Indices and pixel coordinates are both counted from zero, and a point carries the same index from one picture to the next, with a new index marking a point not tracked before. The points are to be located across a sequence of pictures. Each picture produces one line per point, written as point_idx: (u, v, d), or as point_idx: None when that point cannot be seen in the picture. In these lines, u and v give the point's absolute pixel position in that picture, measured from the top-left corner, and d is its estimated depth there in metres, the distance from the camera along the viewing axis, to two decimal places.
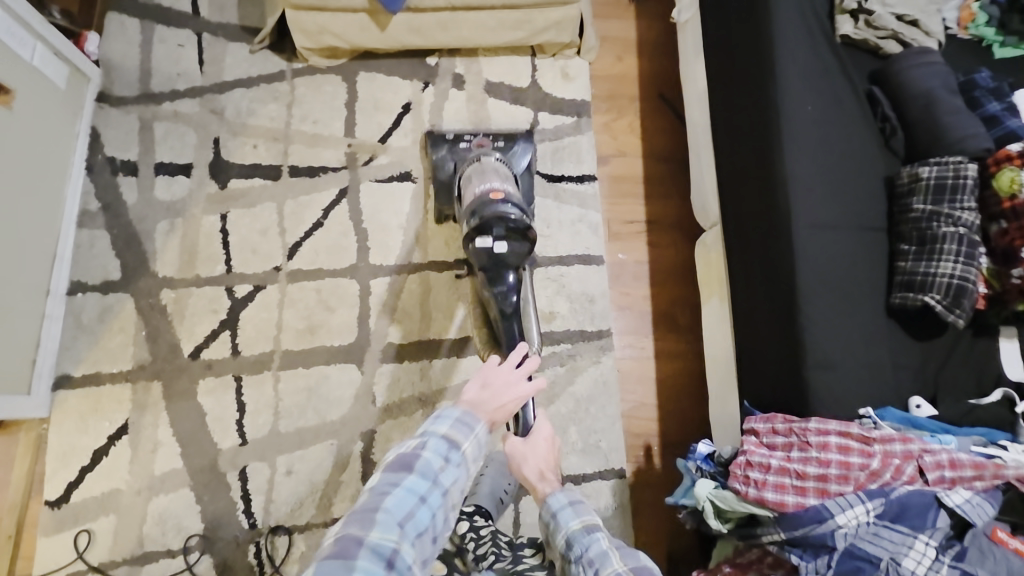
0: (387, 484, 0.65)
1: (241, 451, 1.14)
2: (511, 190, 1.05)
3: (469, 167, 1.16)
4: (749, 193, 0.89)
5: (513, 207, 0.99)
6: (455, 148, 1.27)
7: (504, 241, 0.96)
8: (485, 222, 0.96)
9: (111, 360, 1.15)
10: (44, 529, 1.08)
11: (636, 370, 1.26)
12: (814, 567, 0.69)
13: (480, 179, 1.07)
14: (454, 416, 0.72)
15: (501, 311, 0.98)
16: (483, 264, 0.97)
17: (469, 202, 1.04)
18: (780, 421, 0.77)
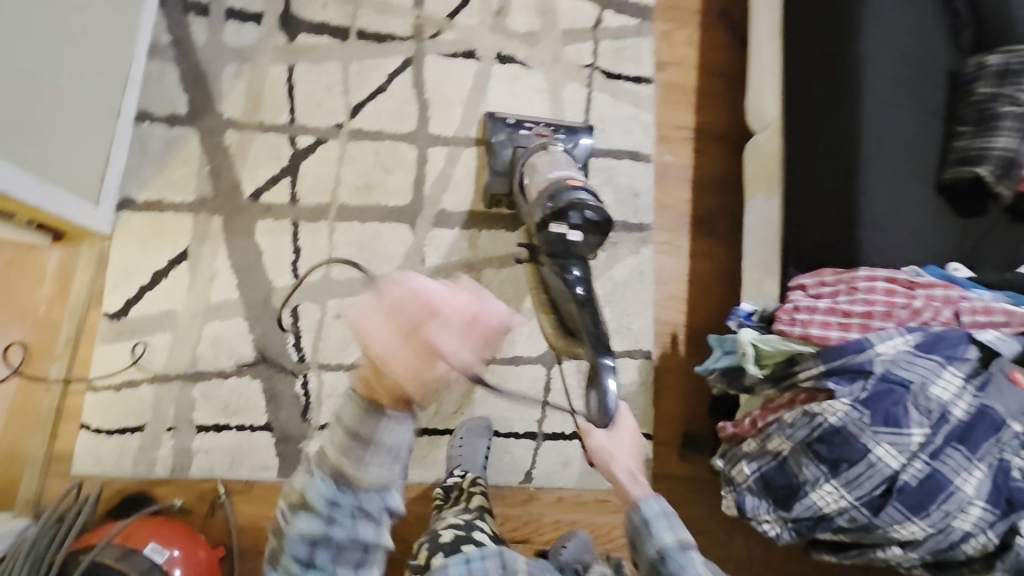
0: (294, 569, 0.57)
1: (294, 290, 1.19)
2: (583, 180, 1.04)
3: (536, 154, 1.14)
4: (820, 72, 0.94)
5: (586, 194, 0.96)
6: (515, 135, 1.23)
7: (579, 230, 0.95)
8: (561, 206, 0.94)
9: (175, 190, 1.19)
10: (102, 337, 1.12)
11: (672, 264, 1.32)
12: (849, 390, 0.77)
13: (550, 168, 1.06)
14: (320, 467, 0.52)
15: (574, 298, 0.90)
16: (553, 250, 0.95)
17: (540, 190, 1.02)
18: (828, 274, 0.85)
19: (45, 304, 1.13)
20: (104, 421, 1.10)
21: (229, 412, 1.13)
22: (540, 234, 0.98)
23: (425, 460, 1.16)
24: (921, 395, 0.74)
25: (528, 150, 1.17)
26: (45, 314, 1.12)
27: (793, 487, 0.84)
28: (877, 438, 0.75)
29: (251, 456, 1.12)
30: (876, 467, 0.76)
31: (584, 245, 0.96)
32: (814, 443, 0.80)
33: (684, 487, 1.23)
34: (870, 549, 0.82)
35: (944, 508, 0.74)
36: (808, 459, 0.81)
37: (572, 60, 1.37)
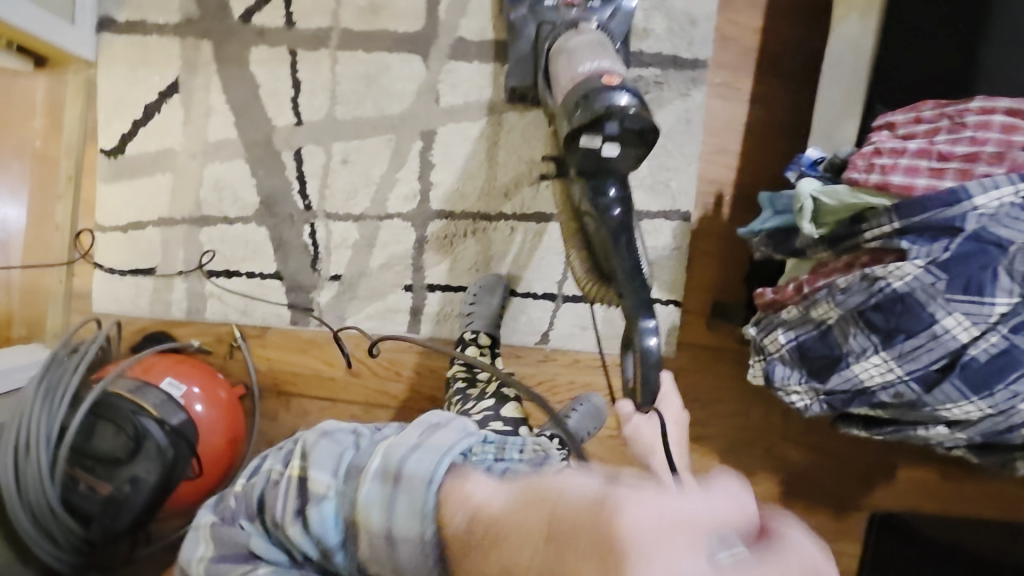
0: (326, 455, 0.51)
1: (296, 131, 1.08)
2: (621, 74, 0.82)
3: (561, 38, 0.92)
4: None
5: (629, 95, 0.77)
6: (539, 6, 0.98)
7: (614, 143, 0.78)
8: (591, 116, 0.75)
9: (157, 8, 1.05)
10: (102, 175, 1.07)
11: (727, 112, 1.13)
12: (926, 251, 0.64)
13: (583, 57, 0.84)
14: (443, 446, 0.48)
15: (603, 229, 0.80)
16: (585, 168, 0.80)
17: (570, 88, 0.81)
18: (928, 108, 0.67)
19: (40, 138, 1.07)
20: (117, 262, 1.08)
21: (238, 259, 1.09)
22: (568, 147, 0.79)
23: (438, 316, 1.12)
24: (1019, 258, 0.60)
25: (554, 30, 0.96)
26: (42, 149, 1.07)
27: (832, 358, 0.75)
28: (950, 306, 0.64)
29: (263, 304, 1.11)
30: (940, 340, 0.65)
31: (622, 161, 0.80)
32: (869, 311, 0.69)
33: (710, 357, 1.16)
34: (909, 427, 0.74)
35: (1012, 389, 0.64)
36: (857, 329, 0.71)
37: None
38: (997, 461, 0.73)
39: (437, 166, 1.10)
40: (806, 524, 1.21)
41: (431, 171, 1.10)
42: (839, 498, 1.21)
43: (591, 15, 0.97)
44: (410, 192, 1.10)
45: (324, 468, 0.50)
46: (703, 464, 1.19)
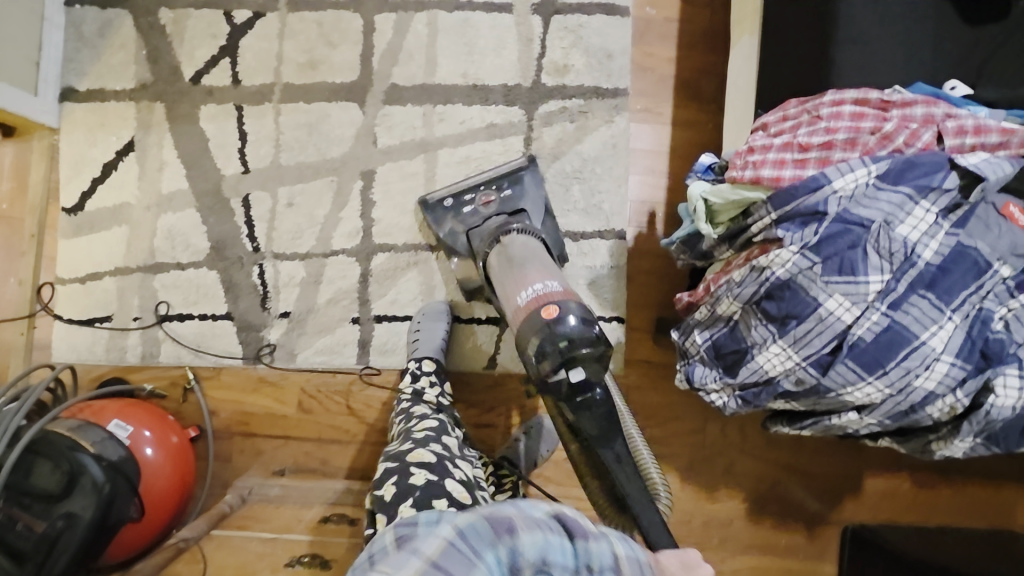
0: (603, 545, 0.41)
1: (243, 179, 1.15)
2: (559, 289, 0.87)
3: (489, 250, 1.00)
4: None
5: (576, 318, 0.81)
6: (461, 213, 1.09)
7: (578, 367, 0.79)
8: (549, 355, 0.79)
9: (115, 77, 1.14)
10: (64, 231, 1.13)
11: (650, 135, 1.19)
12: (800, 237, 0.66)
13: (516, 285, 0.90)
14: None
15: (591, 436, 0.81)
16: (563, 392, 0.81)
17: (520, 322, 0.85)
18: (792, 107, 0.71)
19: (6, 201, 1.14)
20: (76, 313, 1.13)
21: (191, 302, 1.14)
22: (540, 381, 0.82)
23: (385, 347, 1.14)
24: (882, 236, 0.63)
25: (479, 237, 1.04)
26: (8, 210, 1.14)
27: (741, 352, 0.76)
28: (829, 289, 0.65)
29: (215, 342, 1.14)
30: (828, 322, 0.66)
31: (592, 374, 0.81)
32: (763, 301, 0.71)
33: (658, 372, 1.17)
34: (825, 416, 0.74)
35: (904, 366, 0.65)
36: (758, 320, 0.72)
37: None
38: (916, 445, 0.73)
39: (378, 202, 1.15)
40: (779, 544, 1.16)
41: (372, 208, 1.16)
42: (810, 513, 1.16)
43: (504, 208, 1.08)
44: (353, 230, 1.15)
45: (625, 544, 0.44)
46: (664, 484, 1.16)
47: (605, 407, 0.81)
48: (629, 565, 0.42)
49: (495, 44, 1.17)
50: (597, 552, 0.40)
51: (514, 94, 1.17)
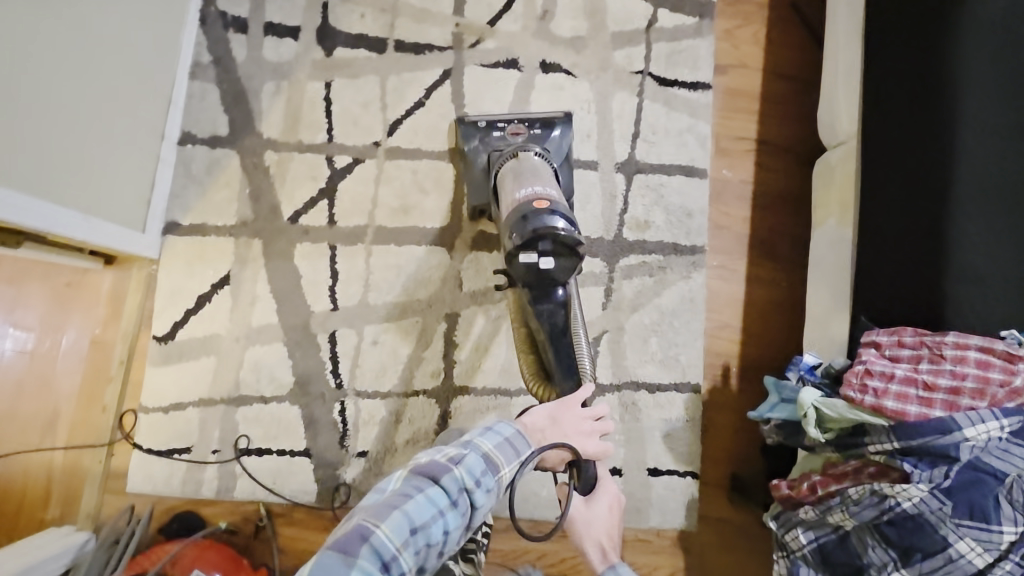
0: (411, 487, 0.65)
1: (331, 316, 1.18)
2: (555, 195, 0.95)
3: (507, 162, 1.06)
4: (926, 99, 0.85)
5: (562, 217, 0.89)
6: (488, 139, 1.16)
7: (550, 256, 0.88)
8: (529, 235, 0.87)
9: (217, 213, 1.19)
10: (152, 360, 1.15)
11: (725, 291, 1.24)
12: (928, 475, 0.69)
13: (524, 181, 0.97)
14: (505, 435, 0.74)
15: (548, 331, 0.92)
16: (528, 280, 0.90)
17: (511, 210, 0.94)
18: (909, 334, 0.75)
19: (99, 325, 1.16)
20: (156, 442, 1.14)
21: (271, 436, 1.15)
22: (511, 262, 0.90)
23: None
24: (1015, 487, 0.66)
25: (501, 156, 1.10)
26: (100, 335, 1.16)
27: (854, 567, 0.76)
28: (960, 531, 0.67)
29: (291, 479, 1.14)
30: (957, 562, 0.68)
31: (559, 270, 0.90)
32: (883, 525, 0.72)
33: (730, 531, 1.17)
34: None
35: None
36: (875, 541, 0.74)
37: (622, 66, 1.27)
38: None
39: (461, 345, 1.18)
40: None
41: (454, 350, 1.18)
42: None
43: (534, 142, 1.15)
44: (435, 369, 1.18)
45: (448, 474, 0.67)
46: None
47: (561, 311, 0.92)
48: (441, 472, 0.67)
49: (581, 198, 1.23)
50: (406, 493, 0.64)
51: (596, 245, 1.22)
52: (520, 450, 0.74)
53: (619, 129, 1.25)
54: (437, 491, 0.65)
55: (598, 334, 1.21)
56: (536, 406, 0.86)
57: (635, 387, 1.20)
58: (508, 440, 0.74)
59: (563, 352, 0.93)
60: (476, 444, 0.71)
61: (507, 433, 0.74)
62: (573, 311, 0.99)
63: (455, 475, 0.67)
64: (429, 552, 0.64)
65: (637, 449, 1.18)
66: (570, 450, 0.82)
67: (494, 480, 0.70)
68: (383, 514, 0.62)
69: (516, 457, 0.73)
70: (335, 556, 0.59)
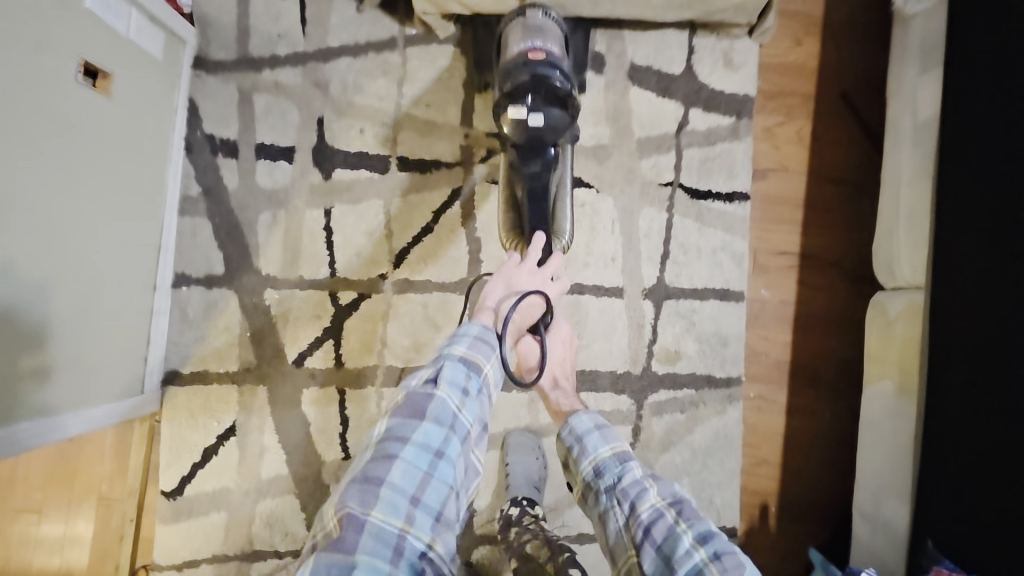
0: (397, 443, 0.72)
1: (344, 465, 1.12)
2: (553, 47, 0.92)
3: (510, 15, 0.98)
4: (1007, 308, 0.78)
5: (558, 71, 0.89)
6: None
7: (540, 113, 0.89)
8: (522, 86, 0.88)
9: (218, 359, 1.12)
10: (162, 517, 1.11)
11: (765, 427, 1.14)
12: None
13: (518, 34, 0.92)
14: (471, 338, 0.82)
15: (529, 191, 0.98)
16: (520, 143, 0.94)
17: (505, 59, 0.92)
18: None
19: (106, 481, 1.12)
20: None
21: None
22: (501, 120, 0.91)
23: None
24: None
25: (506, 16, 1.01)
26: (106, 491, 1.12)
27: None
28: None
29: None
30: None
31: (549, 129, 0.91)
32: None
33: None
34: None
35: None
36: None
37: (650, 176, 1.14)
38: None
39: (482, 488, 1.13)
40: None
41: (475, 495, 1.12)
42: None
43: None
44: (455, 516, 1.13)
45: (427, 419, 0.74)
46: None
47: (547, 170, 0.97)
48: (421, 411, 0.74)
49: (605, 329, 1.13)
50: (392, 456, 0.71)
51: (622, 381, 1.13)
52: (489, 349, 0.83)
53: (646, 250, 1.14)
54: (422, 439, 0.72)
55: None
56: (489, 287, 0.92)
57: None
58: (477, 339, 0.83)
59: (537, 208, 0.99)
60: (448, 356, 0.79)
61: (474, 334, 0.83)
62: (558, 177, 1.03)
63: (438, 406, 0.75)
64: (441, 496, 0.72)
65: None
66: (543, 297, 0.92)
67: (477, 382, 0.80)
68: (372, 498, 0.68)
69: (490, 351, 0.82)
70: (335, 554, 0.64)
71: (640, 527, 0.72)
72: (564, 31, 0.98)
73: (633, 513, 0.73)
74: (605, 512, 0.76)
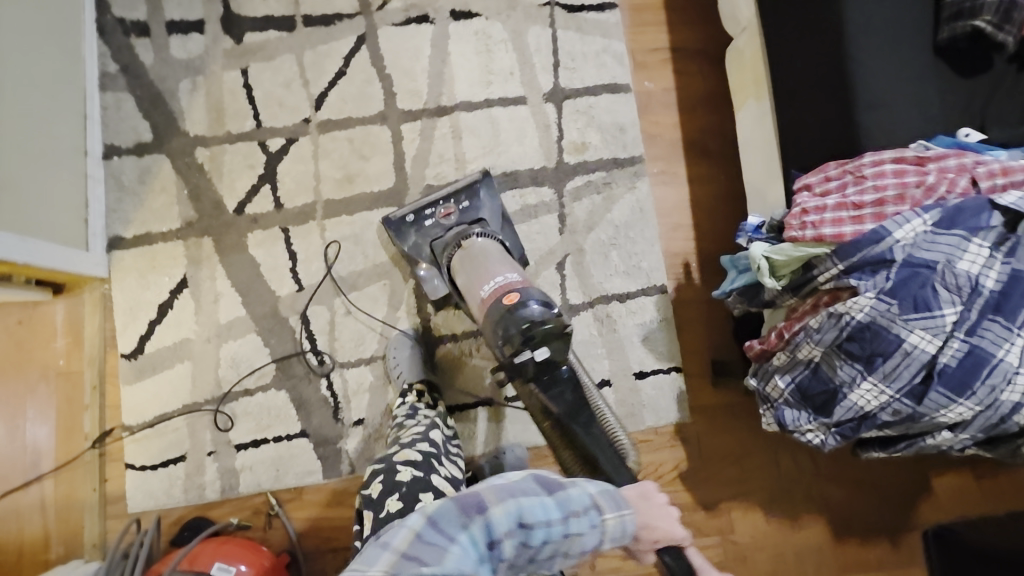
0: (529, 486, 0.58)
1: (299, 297, 1.18)
2: (516, 279, 0.93)
3: (456, 254, 1.05)
4: None
5: (537, 304, 0.87)
6: (421, 227, 1.14)
7: (543, 346, 0.85)
8: (516, 336, 0.84)
9: (159, 219, 1.17)
10: (126, 378, 1.14)
11: (673, 194, 1.28)
12: (874, 283, 0.74)
13: (484, 281, 0.95)
14: (609, 487, 0.63)
15: (564, 414, 0.87)
16: (532, 374, 0.86)
17: (484, 317, 0.91)
18: (832, 169, 0.82)
19: (62, 357, 1.14)
20: (148, 457, 1.12)
21: (264, 426, 1.14)
22: (509, 366, 0.87)
23: (465, 435, 1.18)
24: (947, 273, 0.72)
25: (445, 248, 1.09)
26: (66, 366, 1.13)
27: (830, 391, 0.82)
28: (909, 325, 0.73)
29: (291, 463, 1.14)
30: (912, 354, 0.74)
31: (556, 352, 0.86)
32: (845, 343, 0.78)
33: (721, 415, 1.22)
34: (918, 438, 0.81)
35: (989, 383, 0.72)
36: (842, 360, 0.79)
37: (530, 1, 1.29)
38: (1006, 451, 0.80)
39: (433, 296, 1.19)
40: (868, 561, 1.21)
41: (428, 303, 1.20)
42: (891, 524, 1.22)
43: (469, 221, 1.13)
44: (412, 326, 1.19)
45: (557, 487, 0.59)
46: (751, 522, 1.21)
47: (572, 388, 0.89)
48: (556, 488, 0.60)
49: (517, 135, 1.26)
50: (525, 487, 0.58)
51: (541, 177, 1.25)
52: (625, 506, 0.62)
53: (539, 63, 1.28)
54: (551, 501, 0.58)
55: (561, 259, 1.23)
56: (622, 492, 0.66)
57: (607, 300, 1.23)
58: (614, 493, 0.63)
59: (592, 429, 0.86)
60: (580, 481, 0.62)
61: (612, 488, 0.64)
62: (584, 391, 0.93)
63: (569, 495, 0.59)
64: (522, 557, 0.56)
65: (620, 359, 1.22)
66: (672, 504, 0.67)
67: (591, 517, 0.59)
68: (502, 493, 0.56)
69: (619, 509, 0.61)
70: (453, 506, 0.54)
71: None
72: (507, 256, 1.02)
73: None
74: None
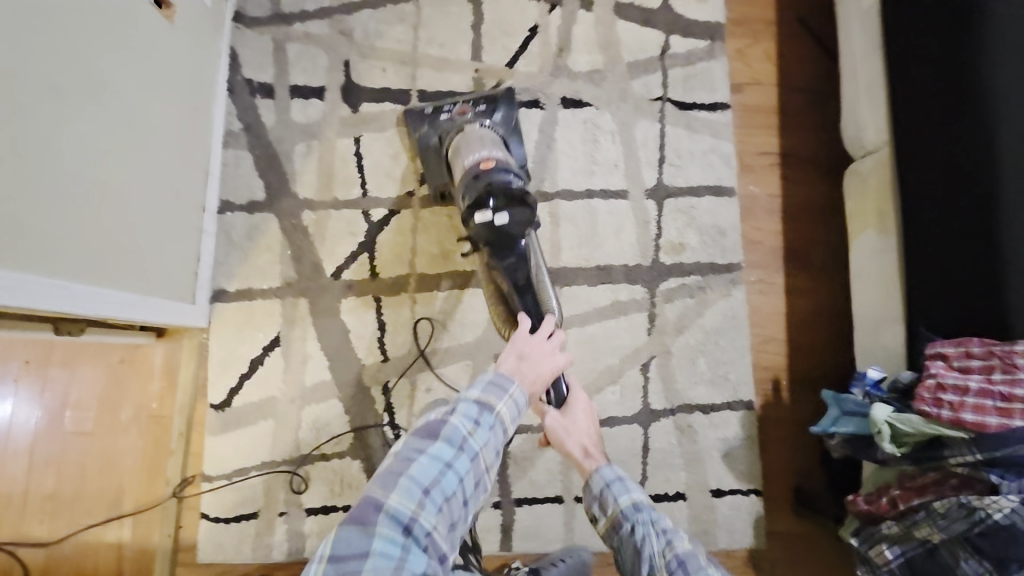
0: (412, 450, 0.70)
1: (383, 367, 1.19)
2: (501, 157, 1.06)
3: (455, 136, 1.15)
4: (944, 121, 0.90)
5: (506, 173, 1.01)
6: (435, 122, 1.22)
7: (503, 212, 0.96)
8: (481, 194, 0.97)
9: (261, 276, 1.21)
10: (212, 428, 1.17)
11: (769, 306, 1.24)
12: (1016, 486, 0.72)
13: (469, 150, 1.08)
14: (487, 381, 0.79)
15: (513, 283, 1.02)
16: (488, 239, 0.98)
17: (460, 176, 1.05)
18: (976, 346, 0.77)
19: (155, 399, 1.18)
20: (223, 509, 1.15)
21: (335, 494, 1.15)
22: (469, 224, 0.98)
23: (530, 531, 1.15)
24: None
25: (448, 133, 1.18)
26: (157, 409, 1.18)
27: None
28: None
29: None
30: None
31: (514, 225, 0.97)
32: (976, 536, 0.73)
33: (799, 546, 1.17)
34: None
35: None
36: (968, 553, 0.74)
37: (641, 94, 1.29)
38: None
39: None
40: None
41: None
42: None
43: (479, 118, 1.20)
44: None
45: (442, 433, 0.71)
46: None
47: (523, 262, 1.01)
48: (438, 428, 0.72)
49: (614, 228, 1.25)
50: (410, 457, 0.69)
51: (634, 273, 1.23)
52: (507, 385, 0.80)
53: (644, 157, 1.27)
54: (437, 446, 0.70)
55: (646, 359, 1.21)
56: (501, 355, 0.90)
57: (689, 409, 1.20)
58: (493, 382, 0.79)
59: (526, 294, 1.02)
60: (464, 395, 0.76)
61: (489, 377, 0.80)
62: (536, 269, 1.04)
63: (454, 426, 0.72)
64: (450, 504, 0.69)
65: (697, 472, 1.18)
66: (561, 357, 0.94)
67: (489, 417, 0.76)
68: (391, 483, 0.67)
69: (504, 392, 0.79)
70: (353, 529, 0.64)
71: (675, 560, 0.75)
72: (501, 144, 1.13)
73: (669, 545, 0.77)
74: (640, 544, 0.79)
